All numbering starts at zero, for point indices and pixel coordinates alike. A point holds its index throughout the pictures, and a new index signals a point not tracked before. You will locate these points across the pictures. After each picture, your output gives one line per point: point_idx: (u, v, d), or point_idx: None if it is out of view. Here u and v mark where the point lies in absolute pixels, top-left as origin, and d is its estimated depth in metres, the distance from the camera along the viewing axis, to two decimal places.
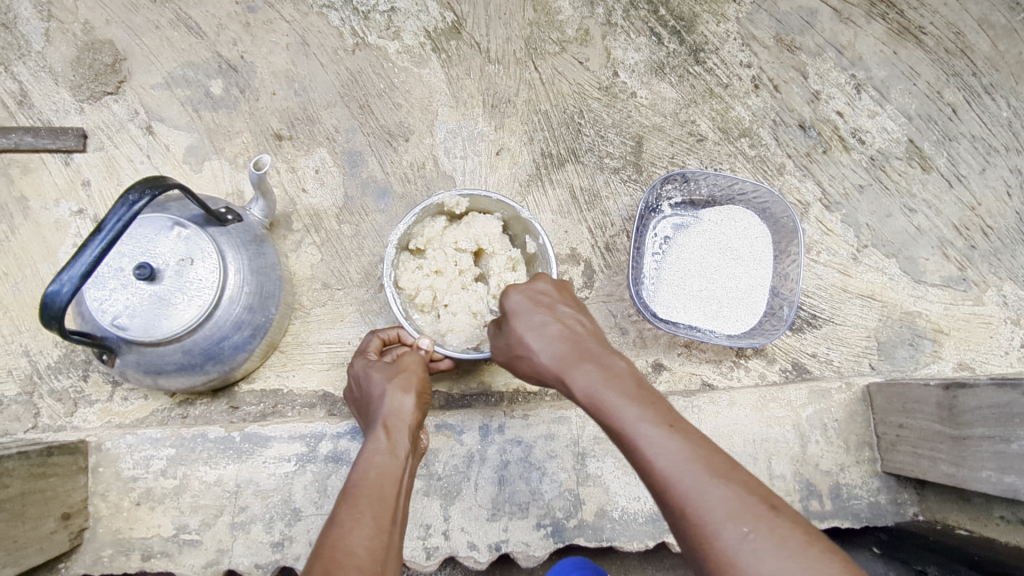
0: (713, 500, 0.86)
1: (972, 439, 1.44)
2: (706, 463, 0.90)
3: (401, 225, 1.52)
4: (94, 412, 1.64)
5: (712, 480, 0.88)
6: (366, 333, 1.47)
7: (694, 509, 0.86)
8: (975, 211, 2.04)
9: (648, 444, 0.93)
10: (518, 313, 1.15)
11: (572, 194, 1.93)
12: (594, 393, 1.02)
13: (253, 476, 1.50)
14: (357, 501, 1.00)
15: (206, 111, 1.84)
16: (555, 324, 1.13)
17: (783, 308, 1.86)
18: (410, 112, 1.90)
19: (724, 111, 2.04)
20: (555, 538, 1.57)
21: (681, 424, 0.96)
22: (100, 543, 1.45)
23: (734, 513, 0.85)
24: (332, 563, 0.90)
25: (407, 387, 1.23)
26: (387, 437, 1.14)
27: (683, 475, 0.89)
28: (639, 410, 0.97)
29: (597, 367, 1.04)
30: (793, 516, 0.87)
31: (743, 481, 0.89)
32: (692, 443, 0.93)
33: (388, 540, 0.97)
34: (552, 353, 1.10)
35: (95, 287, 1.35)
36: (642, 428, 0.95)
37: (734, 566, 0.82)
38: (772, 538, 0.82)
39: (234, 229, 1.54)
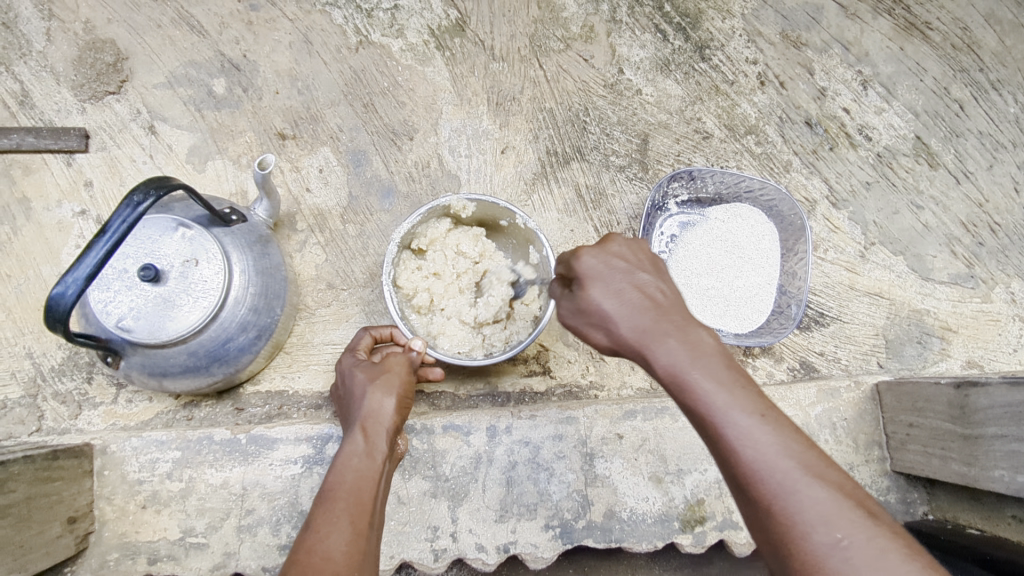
0: (810, 503, 0.84)
1: (984, 438, 1.44)
2: (765, 423, 0.90)
3: (405, 226, 1.48)
4: (98, 414, 1.63)
5: (808, 480, 0.86)
6: (357, 331, 1.45)
7: (787, 506, 0.85)
8: (983, 207, 2.03)
9: (742, 435, 0.89)
10: (596, 278, 1.05)
11: (578, 192, 1.92)
12: (678, 371, 0.95)
13: (259, 478, 1.49)
14: (334, 506, 0.99)
15: (209, 111, 1.82)
16: (635, 290, 1.04)
17: (791, 306, 1.86)
18: (414, 111, 1.89)
19: (731, 108, 2.03)
20: (564, 539, 1.56)
21: (773, 414, 0.92)
22: (106, 547, 1.44)
23: (827, 515, 0.83)
24: (307, 569, 0.89)
25: (388, 389, 1.20)
26: (365, 438, 1.11)
27: (781, 471, 0.87)
28: (736, 401, 0.92)
29: (684, 345, 0.97)
30: (889, 522, 0.85)
31: (837, 482, 0.87)
32: (788, 436, 0.89)
33: (364, 546, 0.96)
34: (628, 317, 1.02)
35: (99, 289, 1.34)
36: (735, 417, 0.90)
37: (823, 568, 0.81)
38: (870, 546, 0.81)
39: (239, 230, 1.53)
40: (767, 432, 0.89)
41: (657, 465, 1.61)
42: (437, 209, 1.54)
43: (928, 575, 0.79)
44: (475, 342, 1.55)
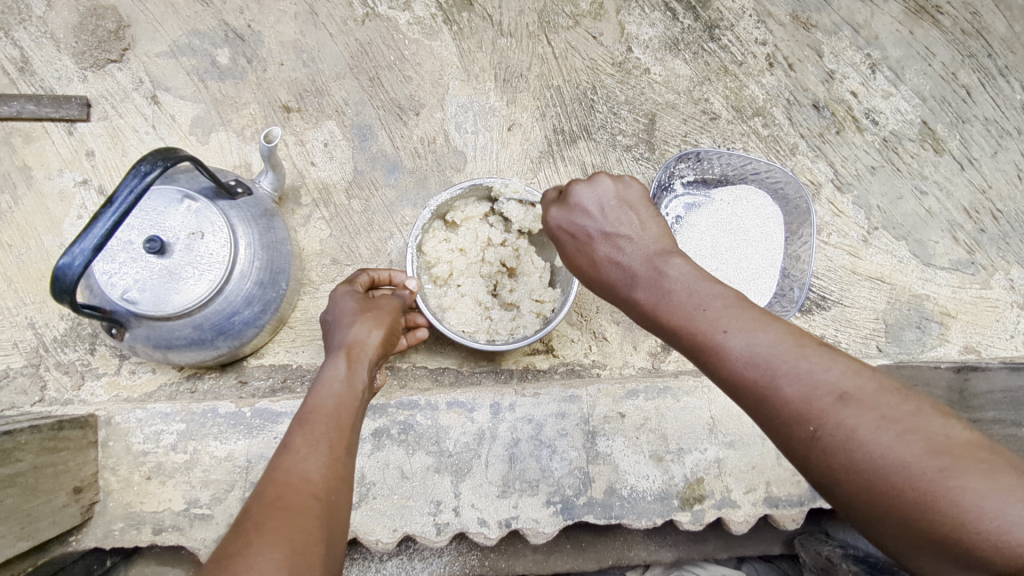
0: (790, 395, 0.82)
1: (982, 422, 1.43)
2: (737, 339, 0.87)
3: (445, 196, 1.49)
4: (101, 385, 1.63)
5: (784, 375, 0.83)
6: (354, 271, 1.45)
7: (768, 405, 0.83)
8: (986, 194, 2.04)
9: (715, 348, 0.88)
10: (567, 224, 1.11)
11: (584, 171, 1.91)
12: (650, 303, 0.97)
13: (264, 451, 1.50)
14: (316, 428, 1.00)
15: (212, 81, 1.79)
16: (598, 239, 1.07)
17: (793, 290, 1.87)
18: (420, 86, 1.87)
19: (739, 89, 2.01)
20: (565, 515, 1.58)
21: (737, 323, 0.88)
22: (111, 517, 1.44)
23: (804, 418, 0.81)
24: (288, 487, 0.90)
25: (376, 324, 1.23)
26: (346, 364, 1.13)
27: (755, 371, 0.84)
28: (704, 318, 0.90)
29: (646, 284, 0.98)
30: (881, 398, 0.81)
31: (815, 374, 0.82)
32: (756, 336, 0.86)
33: (342, 471, 0.97)
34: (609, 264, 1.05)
35: (104, 260, 1.33)
36: (700, 343, 0.89)
37: (817, 467, 0.81)
38: (857, 432, 0.78)
39: (244, 203, 1.52)
40: (731, 346, 0.86)
41: (658, 443, 1.63)
42: (478, 189, 1.54)
43: (917, 443, 0.76)
44: (483, 327, 1.55)
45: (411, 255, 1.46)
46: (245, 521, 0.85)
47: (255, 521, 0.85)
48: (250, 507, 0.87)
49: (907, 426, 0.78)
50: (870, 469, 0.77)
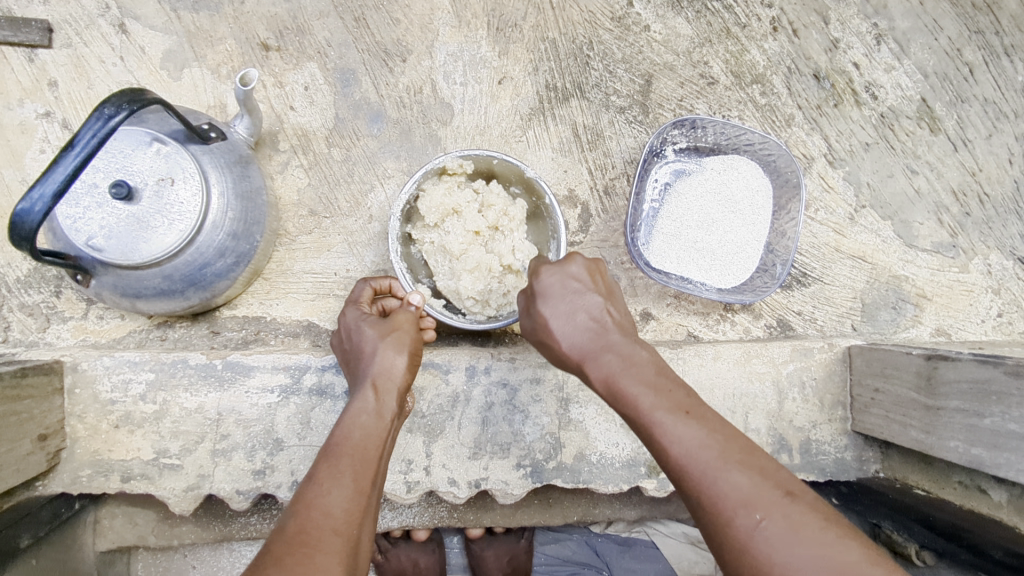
0: (726, 487, 0.87)
1: (946, 410, 1.48)
2: (696, 421, 0.94)
3: (401, 196, 1.47)
4: (67, 329, 1.59)
5: (728, 465, 0.88)
6: (356, 281, 1.45)
7: (709, 494, 0.88)
8: (976, 177, 2.02)
9: (667, 432, 0.94)
10: (548, 293, 1.12)
11: (575, 131, 1.85)
12: (611, 381, 1.04)
13: (235, 405, 1.49)
14: (341, 462, 1.00)
15: (186, 12, 1.68)
16: (581, 314, 1.10)
17: (776, 265, 1.83)
18: (408, 29, 1.77)
19: (739, 54, 1.94)
20: (534, 478, 1.61)
21: (696, 409, 0.96)
22: (78, 463, 1.44)
23: (747, 500, 0.85)
24: (307, 523, 0.89)
25: (399, 347, 1.20)
26: (375, 397, 1.13)
27: (699, 463, 0.90)
28: (658, 403, 0.97)
29: (617, 358, 1.05)
30: (813, 503, 0.86)
31: (758, 465, 0.89)
32: (712, 428, 0.93)
33: (365, 504, 0.97)
34: (574, 336, 1.10)
35: (68, 204, 1.27)
36: (658, 415, 0.96)
37: (748, 552, 0.83)
38: (789, 529, 0.82)
39: (218, 148, 1.45)
40: (688, 424, 0.94)
41: None
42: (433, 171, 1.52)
43: (854, 549, 0.80)
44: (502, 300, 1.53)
45: (400, 267, 1.48)
46: (265, 556, 0.84)
47: (275, 556, 0.84)
48: (271, 543, 0.86)
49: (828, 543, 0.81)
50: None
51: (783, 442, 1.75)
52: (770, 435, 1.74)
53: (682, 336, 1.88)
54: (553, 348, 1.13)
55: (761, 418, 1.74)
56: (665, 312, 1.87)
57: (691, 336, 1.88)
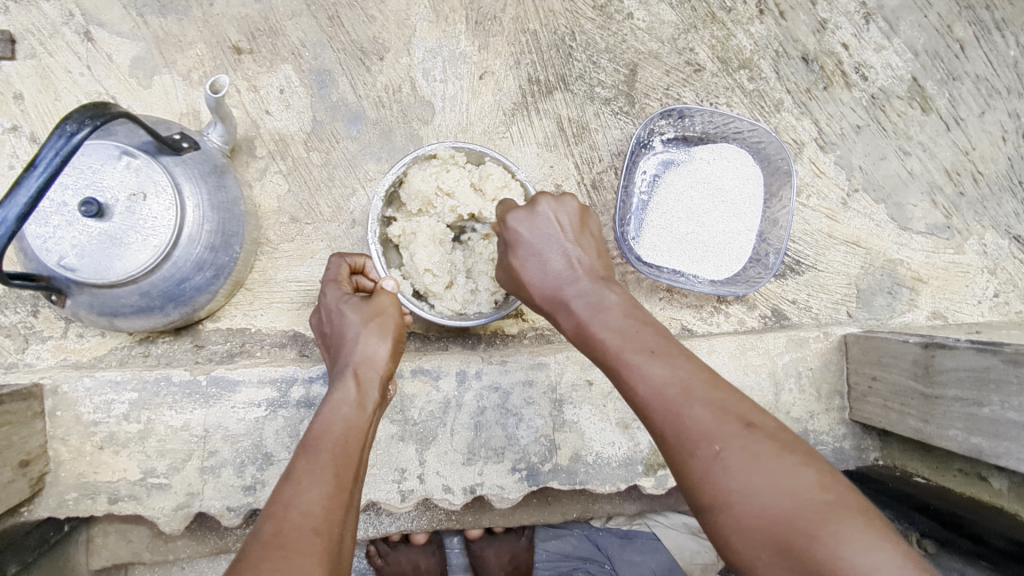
0: (691, 419, 0.90)
1: (944, 399, 1.45)
2: (671, 368, 0.97)
3: (388, 177, 1.44)
4: (47, 349, 1.56)
5: (690, 401, 0.92)
6: (331, 257, 1.39)
7: (672, 426, 0.92)
8: (969, 156, 1.98)
9: (635, 372, 0.98)
10: (522, 244, 1.17)
11: (560, 125, 1.81)
12: (583, 326, 1.10)
13: (222, 420, 1.46)
14: (320, 457, 0.98)
15: (153, 17, 1.63)
16: (552, 253, 1.16)
17: (769, 255, 1.80)
18: (384, 26, 1.72)
19: (725, 39, 1.90)
20: (530, 481, 1.59)
21: (664, 348, 1.00)
22: (64, 487, 1.41)
23: (708, 433, 0.88)
24: (285, 524, 0.86)
25: (383, 334, 1.19)
26: (357, 387, 1.12)
27: (665, 396, 0.94)
28: (628, 343, 1.02)
29: (585, 301, 1.11)
30: (770, 430, 0.89)
31: (720, 400, 0.92)
32: (678, 364, 0.97)
33: (346, 500, 0.94)
34: (541, 275, 1.16)
35: (37, 223, 1.23)
36: (628, 356, 1.00)
37: (708, 482, 0.86)
38: (742, 454, 0.85)
39: (191, 159, 1.40)
40: (655, 363, 0.98)
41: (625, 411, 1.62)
42: (423, 157, 1.48)
43: (807, 475, 0.83)
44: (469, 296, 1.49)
45: (377, 249, 1.43)
46: (241, 561, 0.81)
47: (251, 562, 0.81)
48: (247, 547, 0.83)
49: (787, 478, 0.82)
50: (753, 498, 0.82)
51: None
52: None
53: (676, 331, 1.85)
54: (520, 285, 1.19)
55: None
56: (658, 306, 1.84)
57: (685, 329, 1.85)
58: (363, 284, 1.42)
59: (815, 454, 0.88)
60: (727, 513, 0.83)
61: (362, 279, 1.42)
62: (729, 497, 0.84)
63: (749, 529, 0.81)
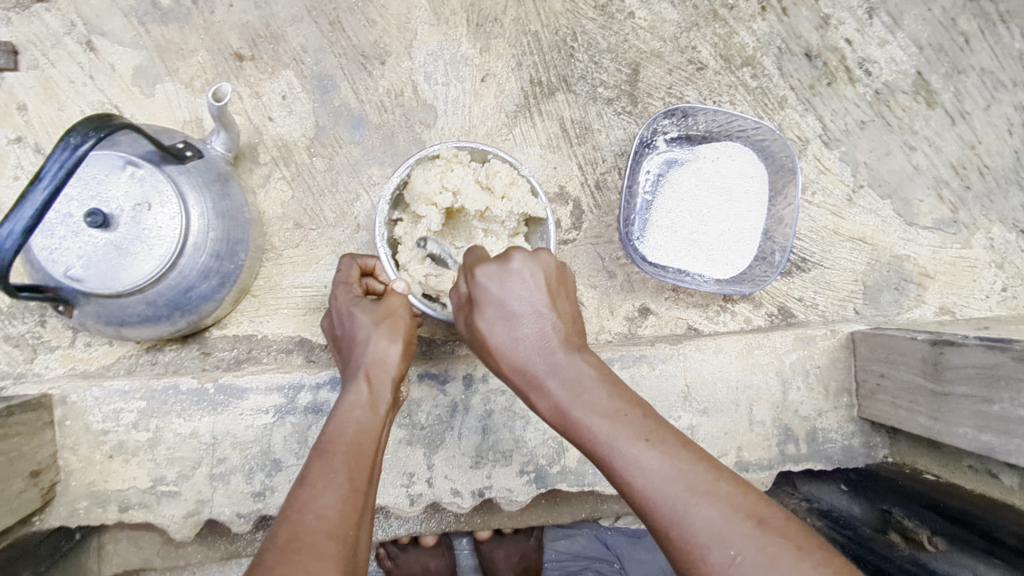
0: (699, 523, 0.85)
1: (953, 396, 1.45)
2: (675, 469, 0.89)
3: (393, 180, 1.44)
4: (55, 358, 1.56)
5: (697, 500, 0.86)
6: (341, 259, 1.40)
7: (678, 531, 0.86)
8: (975, 150, 1.97)
9: (630, 465, 0.91)
10: (490, 303, 1.06)
11: (563, 126, 1.80)
12: (561, 408, 1.00)
13: (230, 428, 1.46)
14: (334, 459, 0.98)
15: (154, 25, 1.63)
16: (523, 322, 1.05)
17: (774, 253, 1.80)
18: (385, 30, 1.72)
19: (727, 37, 1.89)
20: (538, 484, 1.59)
21: (657, 435, 0.93)
22: (75, 496, 1.42)
23: (719, 535, 0.83)
24: (300, 528, 0.86)
25: (394, 334, 1.18)
26: (368, 389, 1.12)
27: (665, 500, 0.88)
28: (619, 430, 0.94)
29: (564, 382, 1.01)
30: (781, 527, 0.84)
31: (725, 493, 0.87)
32: (674, 454, 0.91)
33: (361, 502, 0.94)
34: (519, 348, 1.04)
35: (43, 235, 1.24)
36: (619, 447, 0.93)
37: None
38: (762, 560, 0.80)
39: (195, 167, 1.40)
40: (651, 454, 0.91)
41: None
42: (427, 160, 1.47)
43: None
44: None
45: (387, 253, 1.43)
46: (259, 564, 0.81)
47: (268, 566, 0.81)
48: (263, 554, 0.83)
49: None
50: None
51: (789, 433, 1.72)
52: (775, 426, 1.72)
53: (682, 330, 1.84)
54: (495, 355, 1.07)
55: (766, 410, 1.72)
56: (664, 306, 1.83)
57: (691, 329, 1.85)
58: (374, 287, 1.44)
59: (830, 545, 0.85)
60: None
61: (373, 282, 1.43)
62: None
63: None
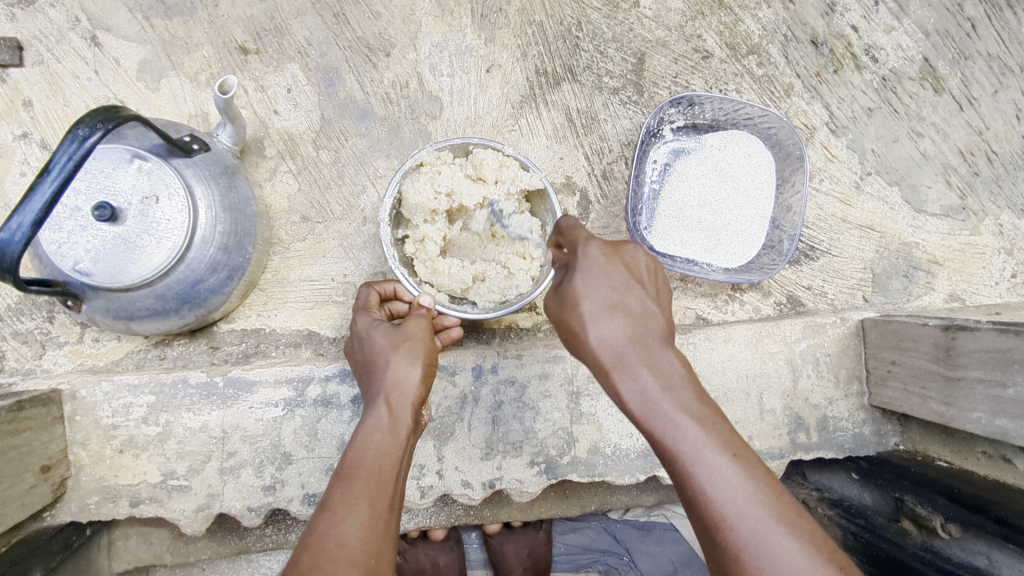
0: (783, 557, 0.82)
1: (966, 381, 1.44)
2: (766, 501, 0.86)
3: (386, 199, 1.42)
4: (64, 354, 1.56)
5: (781, 532, 0.84)
6: (360, 287, 1.44)
7: (754, 559, 0.83)
8: (983, 136, 1.95)
9: (714, 478, 0.88)
10: (595, 290, 1.03)
11: (568, 116, 1.79)
12: (646, 400, 0.95)
13: (240, 421, 1.46)
14: (354, 485, 0.97)
15: (158, 19, 1.63)
16: (621, 310, 1.02)
17: (783, 241, 1.79)
18: (390, 22, 1.71)
19: (733, 25, 1.88)
20: (549, 475, 1.58)
21: (744, 453, 0.91)
22: (85, 491, 1.41)
23: (799, 573, 0.81)
24: (322, 556, 0.86)
25: (413, 358, 1.16)
26: (389, 413, 1.10)
27: (748, 526, 0.85)
28: (708, 436, 0.90)
29: (653, 375, 0.96)
30: (853, 573, 0.85)
31: (808, 531, 0.85)
32: (758, 478, 0.89)
33: (383, 529, 0.94)
34: (608, 337, 1.00)
35: (51, 229, 1.23)
36: (706, 455, 0.89)
37: None
38: None
39: (202, 160, 1.40)
40: (737, 470, 0.88)
41: None
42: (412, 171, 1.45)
43: None
44: (506, 282, 1.46)
45: (402, 272, 1.41)
46: None
47: None
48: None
49: None
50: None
51: (799, 421, 1.71)
52: (786, 414, 1.71)
53: (690, 320, 1.84)
54: (580, 340, 1.03)
55: (776, 398, 1.71)
56: (672, 296, 1.83)
57: (700, 318, 1.84)
58: (396, 309, 1.46)
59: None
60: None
61: (396, 304, 1.46)
62: None
63: None
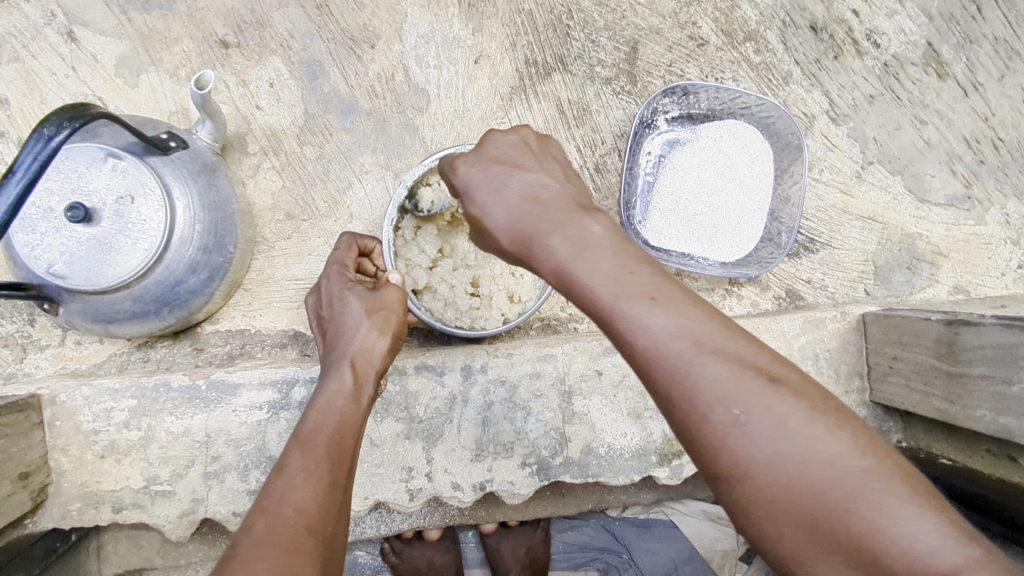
0: (703, 382, 0.77)
1: (970, 377, 1.39)
2: (694, 338, 0.79)
3: (422, 168, 1.36)
4: (46, 358, 1.54)
5: (702, 358, 0.78)
6: (341, 236, 1.36)
7: (680, 392, 0.79)
8: (989, 123, 1.89)
9: (634, 324, 0.81)
10: (475, 186, 0.94)
11: (559, 108, 1.75)
12: (563, 269, 0.87)
13: (223, 425, 1.43)
14: (315, 451, 0.94)
15: (136, 13, 1.59)
16: (515, 193, 0.92)
17: (781, 234, 1.75)
18: (374, 13, 1.67)
19: (729, 11, 1.83)
20: (541, 476, 1.55)
21: (664, 293, 0.82)
22: (67, 497, 1.39)
23: (723, 393, 0.77)
24: (278, 520, 0.83)
25: (383, 329, 1.13)
26: (353, 378, 1.07)
27: (671, 358, 0.79)
28: (622, 286, 0.83)
29: (567, 238, 0.87)
30: (798, 386, 0.78)
31: (736, 353, 0.79)
32: (685, 314, 0.81)
33: (339, 497, 0.91)
34: (509, 219, 0.91)
35: (23, 230, 1.19)
36: (623, 304, 0.82)
37: (725, 450, 0.76)
38: (769, 424, 0.75)
39: (179, 158, 1.36)
40: (655, 312, 0.81)
41: (636, 401, 1.57)
42: None
43: (842, 444, 0.74)
44: (477, 313, 1.47)
45: (389, 239, 1.36)
46: (231, 559, 0.77)
47: (242, 561, 0.77)
48: (237, 545, 0.79)
49: (822, 450, 0.73)
50: (764, 454, 0.74)
51: None
52: None
53: None
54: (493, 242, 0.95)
55: None
56: None
57: None
58: (366, 267, 1.38)
59: (846, 409, 0.79)
60: (744, 485, 0.75)
61: (368, 263, 1.38)
62: (748, 469, 0.75)
63: (771, 501, 0.74)
